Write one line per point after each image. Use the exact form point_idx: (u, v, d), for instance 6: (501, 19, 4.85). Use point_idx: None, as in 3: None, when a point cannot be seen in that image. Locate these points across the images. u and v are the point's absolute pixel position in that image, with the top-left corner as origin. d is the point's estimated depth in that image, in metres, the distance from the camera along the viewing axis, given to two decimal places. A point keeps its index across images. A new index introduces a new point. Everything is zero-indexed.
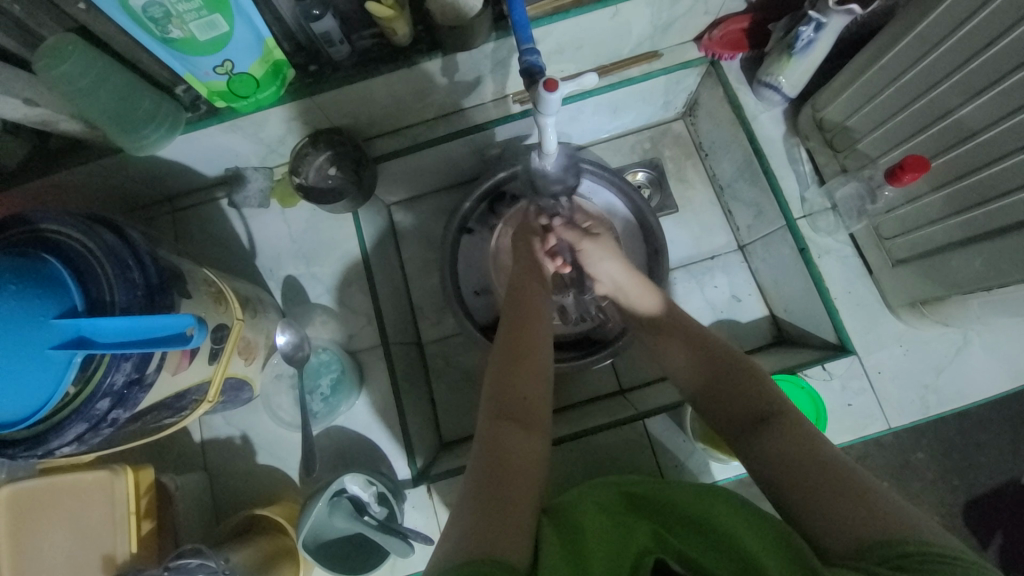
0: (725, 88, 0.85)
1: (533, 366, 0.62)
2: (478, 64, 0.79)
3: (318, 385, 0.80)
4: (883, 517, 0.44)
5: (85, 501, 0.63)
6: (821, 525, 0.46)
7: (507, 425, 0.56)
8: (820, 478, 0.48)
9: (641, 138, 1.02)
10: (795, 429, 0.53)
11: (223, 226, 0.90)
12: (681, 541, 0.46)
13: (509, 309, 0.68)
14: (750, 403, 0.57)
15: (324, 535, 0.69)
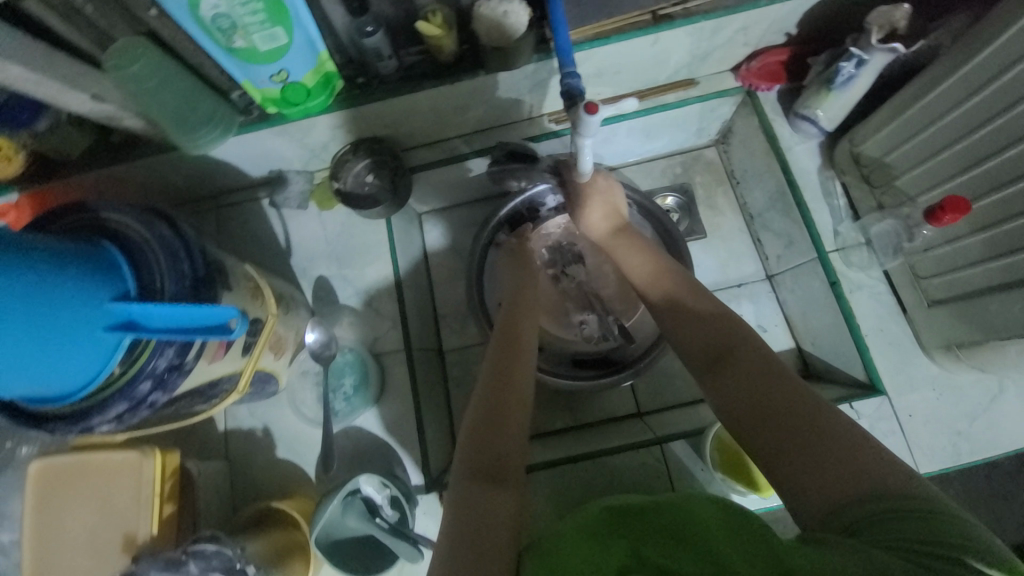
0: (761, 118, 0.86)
1: (516, 410, 0.60)
2: (517, 83, 0.81)
3: (341, 384, 0.82)
4: (856, 471, 0.44)
5: (116, 478, 0.66)
6: (797, 484, 0.46)
7: (480, 488, 0.53)
8: (796, 435, 0.48)
9: (673, 163, 1.02)
10: (776, 385, 0.52)
11: (263, 225, 0.94)
12: (658, 552, 0.41)
13: (500, 336, 0.70)
14: (741, 358, 0.55)
15: (335, 534, 0.70)
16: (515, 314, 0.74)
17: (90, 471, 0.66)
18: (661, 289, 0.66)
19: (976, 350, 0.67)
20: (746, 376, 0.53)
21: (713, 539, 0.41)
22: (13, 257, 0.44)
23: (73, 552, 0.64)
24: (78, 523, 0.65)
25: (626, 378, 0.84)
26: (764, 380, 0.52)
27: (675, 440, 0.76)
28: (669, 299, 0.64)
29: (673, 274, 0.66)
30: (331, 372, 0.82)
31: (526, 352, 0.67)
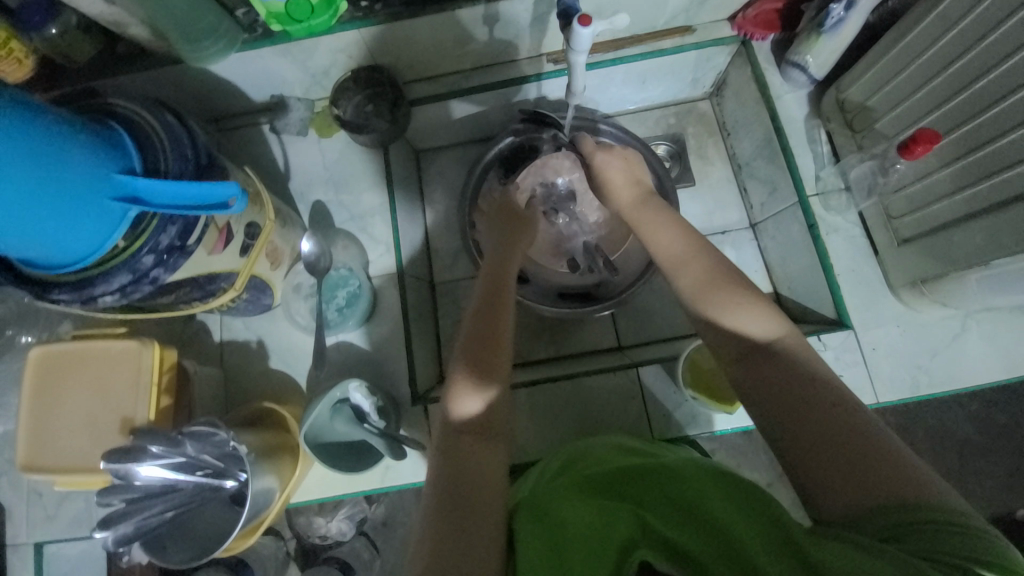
0: (754, 65, 0.88)
1: (499, 371, 0.60)
2: (518, 17, 0.83)
3: (335, 297, 0.85)
4: (891, 481, 0.43)
5: (116, 368, 0.68)
6: (825, 490, 0.45)
7: (467, 443, 0.55)
8: (830, 445, 0.46)
9: (667, 113, 1.05)
10: (811, 390, 0.49)
11: (263, 150, 0.96)
12: (667, 525, 0.46)
13: (485, 289, 0.68)
14: (774, 359, 0.52)
15: (324, 436, 0.74)
16: (488, 298, 0.67)
17: (91, 358, 0.69)
18: (694, 278, 0.61)
19: (938, 283, 0.70)
20: (775, 376, 0.51)
21: (717, 513, 0.46)
22: (23, 117, 0.45)
23: (75, 434, 0.67)
24: (79, 408, 0.68)
25: (609, 307, 0.87)
26: (795, 384, 0.50)
27: (650, 364, 0.80)
28: (711, 289, 0.59)
29: (702, 264, 0.62)
30: (324, 288, 0.84)
31: (503, 345, 0.62)
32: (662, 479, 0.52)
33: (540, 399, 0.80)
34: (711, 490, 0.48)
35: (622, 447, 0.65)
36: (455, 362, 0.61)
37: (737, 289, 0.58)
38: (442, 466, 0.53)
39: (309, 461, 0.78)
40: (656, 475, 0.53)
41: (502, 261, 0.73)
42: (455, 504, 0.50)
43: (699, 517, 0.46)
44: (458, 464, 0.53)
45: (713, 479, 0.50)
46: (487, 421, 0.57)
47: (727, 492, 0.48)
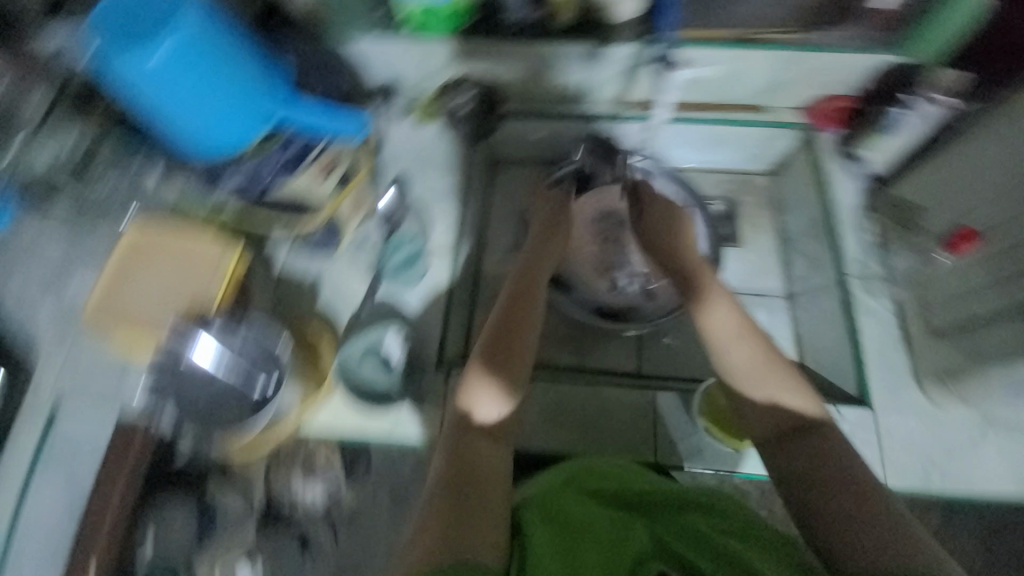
0: (815, 158, 0.96)
1: (513, 351, 0.66)
2: (607, 64, 0.93)
3: (397, 252, 0.93)
4: (907, 552, 0.48)
5: (178, 254, 0.75)
6: (852, 560, 0.50)
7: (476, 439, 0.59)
8: (853, 513, 0.52)
9: (729, 180, 1.08)
10: (845, 466, 0.55)
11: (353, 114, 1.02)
12: (690, 549, 0.52)
13: (517, 279, 0.75)
14: (802, 436, 0.59)
15: (353, 376, 0.84)
16: (512, 322, 0.68)
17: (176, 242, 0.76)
18: (744, 355, 0.65)
19: (960, 382, 0.74)
20: (809, 448, 0.58)
21: (743, 555, 0.50)
22: (230, 33, 0.66)
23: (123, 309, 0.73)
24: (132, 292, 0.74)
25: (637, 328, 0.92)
26: (822, 458, 0.56)
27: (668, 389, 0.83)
28: (759, 375, 0.64)
29: (756, 345, 0.66)
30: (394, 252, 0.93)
31: (517, 365, 0.66)
32: (688, 513, 0.55)
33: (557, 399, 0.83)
34: (732, 529, 0.53)
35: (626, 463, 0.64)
36: (472, 364, 0.65)
37: (785, 374, 0.63)
38: (454, 453, 0.58)
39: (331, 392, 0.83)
40: (678, 498, 0.57)
41: (532, 278, 0.75)
42: (470, 480, 0.55)
43: (732, 557, 0.50)
44: (468, 460, 0.57)
45: (732, 520, 0.54)
46: (496, 419, 0.62)
47: (751, 536, 0.52)
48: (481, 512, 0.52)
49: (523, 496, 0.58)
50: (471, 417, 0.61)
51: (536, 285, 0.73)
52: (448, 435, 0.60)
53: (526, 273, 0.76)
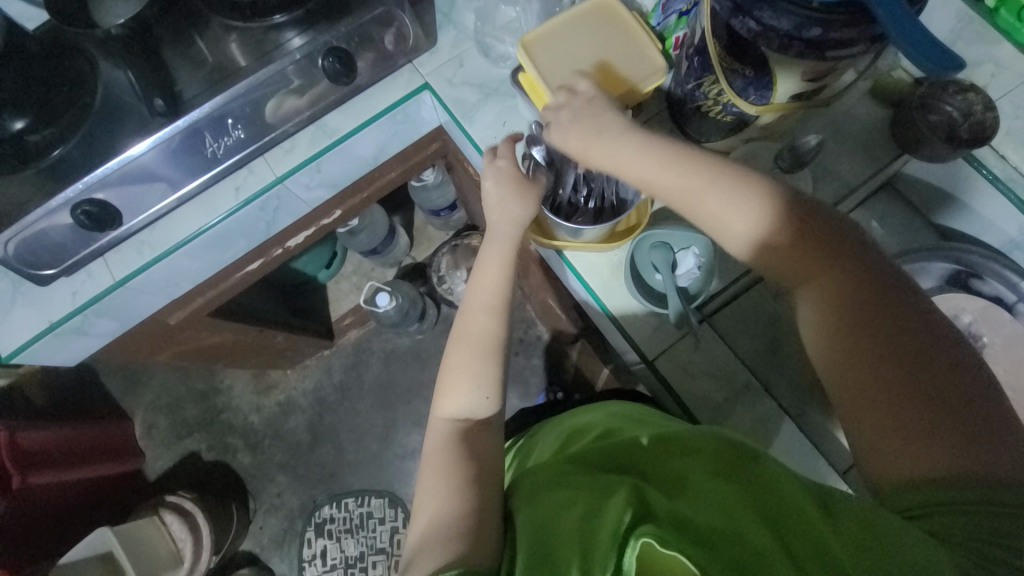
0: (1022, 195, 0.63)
1: (473, 296, 0.57)
2: (601, 22, 0.62)
3: (680, 252, 0.62)
4: (981, 462, 0.38)
5: (536, 98, 0.64)
6: (884, 454, 0.41)
7: (460, 433, 0.53)
8: (901, 412, 0.40)
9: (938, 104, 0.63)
10: (937, 357, 0.41)
11: (485, 78, 0.71)
12: (678, 506, 0.41)
13: (487, 243, 0.58)
14: (851, 301, 0.44)
15: (643, 266, 0.62)
16: (480, 279, 0.57)
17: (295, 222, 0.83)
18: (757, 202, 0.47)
19: None
20: (861, 320, 0.43)
21: (716, 497, 0.42)
22: None
23: (292, 216, 0.81)
24: (283, 215, 0.79)
25: None
26: (875, 326, 0.43)
27: None
28: (790, 234, 0.46)
29: (772, 201, 0.47)
30: (649, 230, 0.62)
31: (495, 353, 0.55)
32: (677, 459, 0.49)
33: (671, 379, 0.63)
34: (720, 473, 0.45)
35: (623, 415, 0.63)
36: (450, 353, 0.56)
37: (825, 228, 0.45)
38: (453, 467, 0.50)
39: (621, 245, 0.63)
40: (659, 453, 0.51)
41: (509, 249, 0.58)
42: (484, 491, 0.49)
43: (706, 501, 0.41)
44: (468, 468, 0.50)
45: (723, 458, 0.47)
46: (474, 393, 0.54)
47: (770, 488, 0.42)
48: (479, 514, 0.47)
49: (515, 486, 0.57)
50: (455, 416, 0.54)
51: (513, 250, 0.58)
52: (438, 441, 0.53)
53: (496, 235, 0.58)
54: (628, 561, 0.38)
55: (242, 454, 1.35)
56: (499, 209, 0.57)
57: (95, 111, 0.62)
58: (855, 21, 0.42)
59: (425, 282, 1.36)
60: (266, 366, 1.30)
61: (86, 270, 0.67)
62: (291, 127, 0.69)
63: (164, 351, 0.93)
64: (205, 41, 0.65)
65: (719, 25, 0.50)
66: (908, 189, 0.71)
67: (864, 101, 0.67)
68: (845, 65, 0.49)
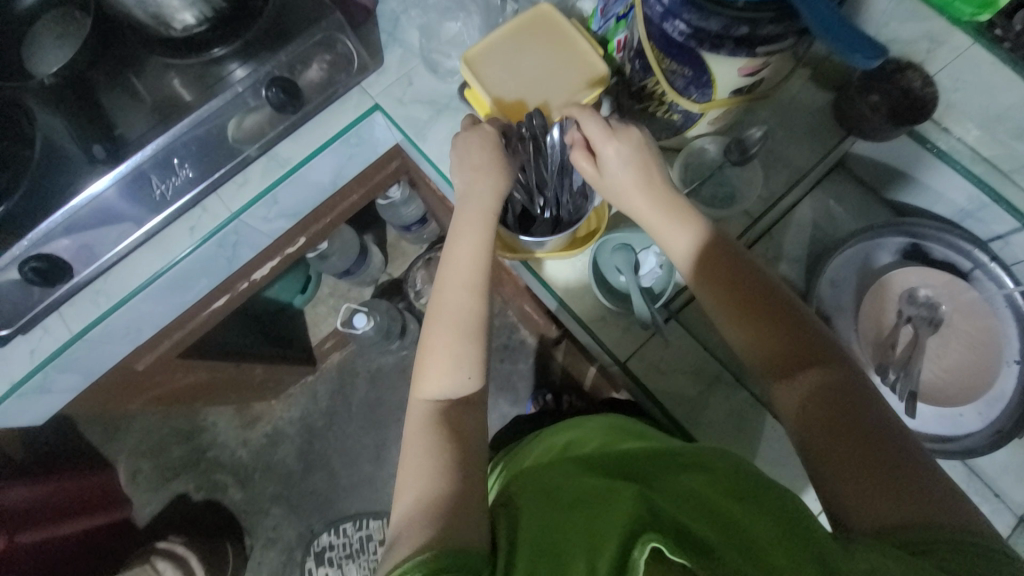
0: (969, 165, 0.65)
1: (448, 277, 0.55)
2: (544, 36, 0.62)
3: (643, 254, 0.63)
4: (937, 507, 0.41)
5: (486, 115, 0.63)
6: (853, 500, 0.43)
7: (443, 417, 0.51)
8: (869, 466, 0.43)
9: (881, 83, 0.64)
10: (886, 423, 0.45)
11: (435, 94, 0.71)
12: (683, 514, 0.41)
13: (460, 220, 0.57)
14: (806, 368, 0.48)
15: (608, 270, 0.63)
16: (451, 260, 0.56)
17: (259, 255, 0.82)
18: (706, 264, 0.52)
19: None
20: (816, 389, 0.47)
21: (727, 513, 0.42)
22: None
23: (253, 250, 0.79)
24: (245, 249, 0.78)
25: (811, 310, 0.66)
26: (828, 393, 0.46)
27: None
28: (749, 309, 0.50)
29: (726, 272, 0.51)
30: (609, 234, 0.64)
31: (476, 332, 0.54)
32: (683, 475, 0.48)
33: (646, 378, 0.64)
34: (726, 489, 0.45)
35: (615, 429, 0.63)
36: (428, 334, 0.54)
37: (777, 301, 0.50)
38: (434, 449, 0.49)
39: (584, 250, 0.63)
40: (658, 469, 0.50)
41: (486, 215, 0.56)
42: None
43: (715, 517, 0.41)
44: (452, 450, 0.49)
45: (725, 474, 0.47)
46: (456, 380, 0.53)
47: (766, 496, 0.44)
48: (458, 497, 0.46)
49: (508, 488, 0.56)
50: (436, 397, 0.52)
51: (487, 216, 0.56)
52: (416, 422, 0.51)
53: (466, 213, 0.56)
54: (636, 554, 0.36)
55: (233, 490, 1.33)
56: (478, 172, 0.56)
57: (35, 164, 0.59)
58: (781, 17, 0.43)
59: (403, 297, 1.35)
60: (249, 399, 1.28)
61: (42, 327, 0.65)
62: (244, 159, 0.67)
63: (138, 397, 0.91)
64: (143, 81, 0.64)
65: (655, 27, 0.50)
66: (860, 168, 0.73)
67: (807, 87, 0.69)
68: (778, 58, 0.50)
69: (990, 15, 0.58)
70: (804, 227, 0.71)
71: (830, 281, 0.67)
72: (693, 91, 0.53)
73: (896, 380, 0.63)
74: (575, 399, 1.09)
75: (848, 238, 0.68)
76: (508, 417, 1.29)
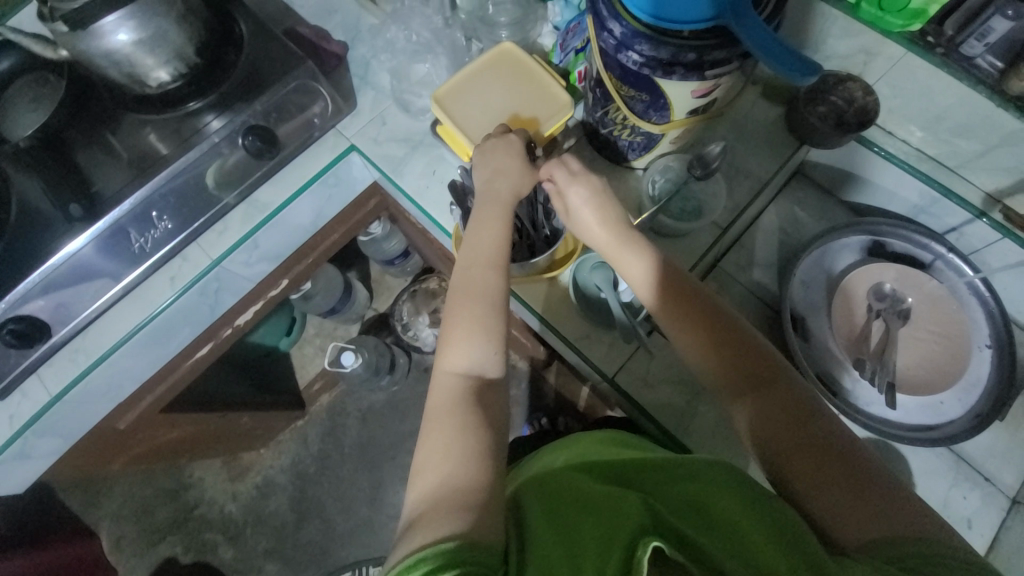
0: (915, 164, 0.68)
1: (472, 257, 0.55)
2: (507, 73, 0.66)
3: None
4: (906, 519, 0.43)
5: (460, 150, 0.66)
6: (832, 518, 0.45)
7: (476, 392, 0.50)
8: (839, 483, 0.46)
9: (825, 94, 0.69)
10: (844, 439, 0.48)
11: (408, 132, 0.74)
12: (688, 527, 0.41)
13: (481, 208, 0.57)
14: (768, 394, 0.50)
15: (585, 289, 0.65)
16: (475, 240, 0.55)
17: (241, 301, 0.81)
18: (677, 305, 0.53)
19: None
20: (787, 420, 0.49)
21: (731, 525, 0.42)
22: None
23: (235, 295, 0.79)
24: (226, 295, 0.77)
25: (788, 308, 0.68)
26: (804, 424, 0.48)
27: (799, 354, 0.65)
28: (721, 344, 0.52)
29: (696, 306, 0.52)
30: (585, 253, 0.65)
31: (500, 315, 0.53)
32: (682, 483, 0.48)
33: (633, 392, 0.65)
34: (730, 495, 0.46)
35: (611, 441, 0.62)
36: (452, 307, 0.53)
37: (733, 332, 0.52)
38: (464, 427, 0.47)
39: (558, 269, 0.65)
40: (661, 472, 0.51)
41: (506, 208, 0.56)
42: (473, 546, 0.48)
43: (724, 531, 0.42)
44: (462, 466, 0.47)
45: (731, 476, 0.48)
46: (484, 363, 0.51)
47: (759, 503, 0.45)
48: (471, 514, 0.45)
49: (520, 489, 0.53)
50: (463, 374, 0.51)
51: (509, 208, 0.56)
52: (442, 398, 0.49)
53: (488, 207, 0.56)
54: (639, 556, 0.38)
55: (223, 548, 1.27)
56: (503, 176, 0.57)
57: (9, 225, 0.59)
58: (724, 43, 0.47)
59: (390, 331, 1.34)
60: (237, 449, 1.24)
61: (19, 391, 0.63)
62: (222, 208, 0.69)
63: (120, 457, 0.87)
64: (118, 138, 0.64)
65: (609, 58, 0.53)
66: (817, 175, 0.77)
67: (759, 103, 0.74)
68: (727, 82, 0.54)
69: (920, 24, 0.63)
70: (771, 233, 0.75)
71: (801, 282, 0.70)
72: (653, 113, 0.57)
73: (873, 372, 0.65)
74: (570, 421, 1.09)
75: (812, 240, 0.71)
76: None
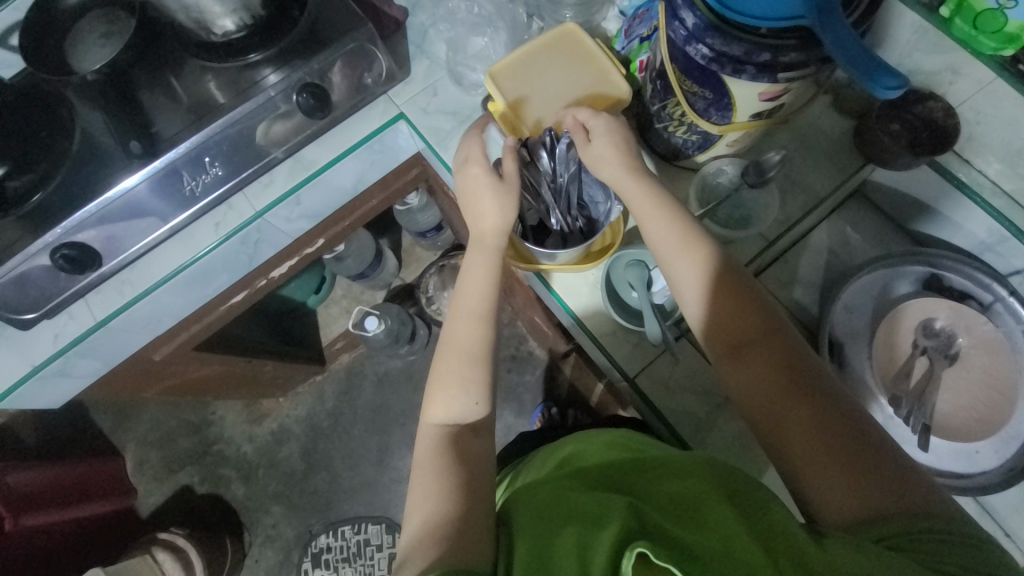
0: (988, 198, 0.63)
1: (460, 307, 0.56)
2: (566, 55, 0.64)
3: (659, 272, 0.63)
4: (904, 495, 0.42)
5: (506, 127, 0.65)
6: (824, 493, 0.44)
7: (456, 439, 0.51)
8: (836, 457, 0.44)
9: (902, 112, 0.65)
10: (847, 411, 0.46)
11: (458, 106, 0.73)
12: (672, 523, 0.41)
13: (473, 255, 0.58)
14: (770, 365, 0.49)
15: (617, 287, 0.64)
16: (464, 287, 0.57)
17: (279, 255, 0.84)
18: (688, 268, 0.52)
19: None
20: (787, 391, 0.47)
21: (720, 521, 0.41)
22: None
23: (273, 248, 0.81)
24: (265, 247, 0.79)
25: (826, 332, 0.65)
26: (805, 396, 0.47)
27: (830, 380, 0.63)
28: (728, 312, 0.51)
29: (706, 272, 0.51)
30: (622, 250, 0.64)
31: (485, 358, 0.54)
32: (673, 481, 0.47)
33: (652, 395, 0.64)
34: (721, 492, 0.45)
35: (619, 442, 0.61)
36: (439, 361, 0.55)
37: (739, 299, 0.51)
38: (444, 476, 0.48)
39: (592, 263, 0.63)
40: (655, 473, 0.50)
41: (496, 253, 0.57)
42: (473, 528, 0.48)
43: (710, 528, 0.41)
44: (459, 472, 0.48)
45: (717, 475, 0.47)
46: (467, 409, 0.52)
47: (747, 508, 0.43)
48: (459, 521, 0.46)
49: (511, 504, 0.54)
50: (445, 422, 0.52)
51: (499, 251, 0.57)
52: (425, 448, 0.51)
53: (480, 252, 0.57)
54: (624, 563, 0.37)
55: (235, 485, 1.34)
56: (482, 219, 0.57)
57: (74, 155, 0.62)
58: (804, 45, 0.45)
59: (415, 302, 1.36)
60: (257, 395, 1.29)
61: (66, 313, 0.67)
62: (270, 160, 0.69)
63: (153, 386, 0.93)
64: (180, 82, 0.66)
65: (678, 49, 0.51)
66: (879, 197, 0.73)
67: (827, 113, 0.70)
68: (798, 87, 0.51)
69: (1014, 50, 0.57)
70: (820, 252, 0.71)
71: (845, 307, 0.67)
72: (713, 112, 0.54)
73: (909, 412, 0.62)
74: (580, 413, 1.09)
75: (861, 265, 0.68)
76: (512, 427, 1.29)
